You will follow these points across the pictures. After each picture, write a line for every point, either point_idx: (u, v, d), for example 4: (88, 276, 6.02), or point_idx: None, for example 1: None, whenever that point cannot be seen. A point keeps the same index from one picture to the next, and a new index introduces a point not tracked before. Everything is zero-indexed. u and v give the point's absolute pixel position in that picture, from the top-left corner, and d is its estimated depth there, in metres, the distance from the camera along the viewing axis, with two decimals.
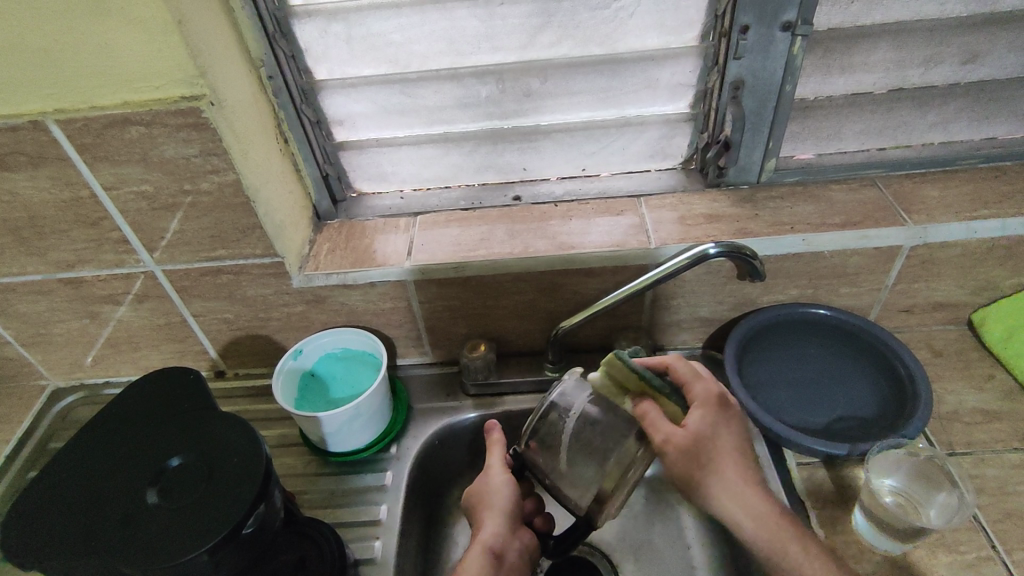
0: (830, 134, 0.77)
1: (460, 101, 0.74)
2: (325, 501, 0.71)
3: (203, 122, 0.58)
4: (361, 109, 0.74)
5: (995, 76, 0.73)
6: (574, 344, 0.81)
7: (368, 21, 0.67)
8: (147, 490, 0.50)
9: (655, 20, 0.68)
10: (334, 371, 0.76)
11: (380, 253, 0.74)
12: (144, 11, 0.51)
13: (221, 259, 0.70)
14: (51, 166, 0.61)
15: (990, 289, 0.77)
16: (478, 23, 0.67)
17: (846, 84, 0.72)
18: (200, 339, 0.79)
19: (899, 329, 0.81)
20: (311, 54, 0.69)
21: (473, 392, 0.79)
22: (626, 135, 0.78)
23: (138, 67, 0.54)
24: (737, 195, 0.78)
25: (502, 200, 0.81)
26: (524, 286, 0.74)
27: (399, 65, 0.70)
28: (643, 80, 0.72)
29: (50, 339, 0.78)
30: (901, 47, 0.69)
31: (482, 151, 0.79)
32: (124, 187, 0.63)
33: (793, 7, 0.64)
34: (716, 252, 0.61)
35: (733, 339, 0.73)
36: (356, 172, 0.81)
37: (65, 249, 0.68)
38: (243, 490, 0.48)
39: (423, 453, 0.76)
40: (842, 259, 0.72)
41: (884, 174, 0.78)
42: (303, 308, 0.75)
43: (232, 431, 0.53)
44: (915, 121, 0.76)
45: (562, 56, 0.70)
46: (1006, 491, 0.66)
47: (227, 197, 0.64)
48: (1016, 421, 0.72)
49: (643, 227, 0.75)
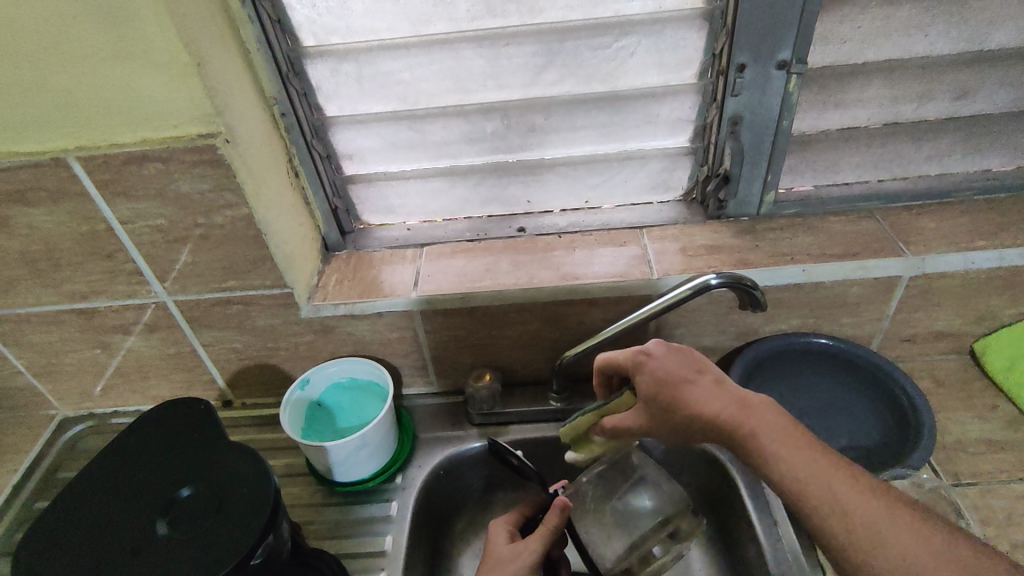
0: (827, 167, 0.79)
1: (465, 137, 0.76)
2: (330, 532, 0.71)
3: (218, 158, 0.60)
4: (370, 144, 0.76)
5: (986, 110, 0.75)
6: (578, 373, 0.82)
7: (378, 60, 0.69)
8: (158, 521, 0.51)
9: (654, 59, 0.70)
10: (341, 402, 0.76)
11: (387, 284, 0.76)
12: (165, 55, 0.54)
13: (231, 290, 0.71)
14: (70, 201, 0.63)
15: (991, 318, 0.78)
16: (484, 62, 0.70)
17: (842, 118, 0.74)
18: (209, 369, 0.80)
19: (901, 358, 0.82)
20: (323, 92, 0.72)
21: (478, 421, 0.79)
22: (628, 169, 0.80)
23: (157, 107, 0.57)
24: (737, 226, 0.79)
25: (507, 231, 0.83)
26: (528, 316, 0.75)
27: (408, 102, 0.73)
28: (643, 116, 0.75)
29: (61, 369, 0.79)
30: (894, 84, 0.72)
31: (487, 184, 0.81)
32: (139, 221, 0.65)
33: (788, 46, 0.67)
34: (718, 282, 0.62)
35: (737, 369, 0.73)
36: (365, 205, 0.83)
37: (80, 281, 0.70)
38: (252, 521, 0.48)
39: (428, 484, 0.76)
40: (842, 289, 0.73)
41: (881, 206, 0.80)
42: (310, 338, 0.76)
43: (242, 461, 0.54)
44: (910, 155, 0.78)
45: (565, 93, 0.73)
46: (1013, 522, 0.65)
47: (239, 230, 0.66)
48: (1020, 451, 0.72)
49: (645, 258, 0.76)
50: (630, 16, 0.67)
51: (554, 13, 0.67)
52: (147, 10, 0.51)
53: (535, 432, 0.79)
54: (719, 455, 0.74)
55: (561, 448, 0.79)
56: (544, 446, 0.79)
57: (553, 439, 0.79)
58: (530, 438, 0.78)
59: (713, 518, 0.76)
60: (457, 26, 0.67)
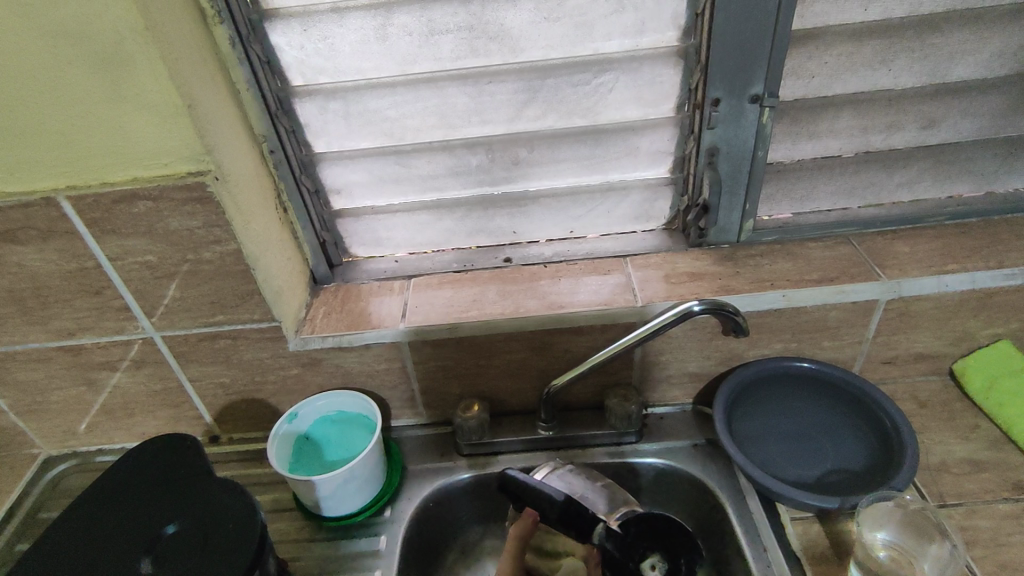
0: (803, 195, 0.81)
1: (451, 170, 0.78)
2: (318, 568, 0.70)
3: (208, 195, 0.61)
4: (358, 179, 0.78)
5: (953, 139, 0.78)
6: (566, 402, 0.82)
7: (365, 98, 0.71)
8: (142, 561, 0.51)
9: (633, 94, 0.73)
10: (329, 435, 0.75)
11: (375, 316, 0.76)
12: (155, 96, 0.55)
13: (219, 325, 0.72)
14: (59, 239, 0.63)
15: (968, 340, 0.80)
16: (468, 99, 0.72)
17: (815, 149, 0.77)
18: (196, 405, 0.80)
19: (884, 380, 0.83)
20: (311, 130, 0.74)
21: (467, 452, 0.79)
22: (611, 199, 0.82)
23: (148, 146, 0.58)
24: (718, 254, 0.81)
25: (493, 262, 0.84)
26: (516, 344, 0.76)
27: (395, 138, 0.75)
28: (624, 148, 0.77)
29: (46, 407, 0.79)
30: (862, 115, 0.75)
31: (473, 216, 0.82)
32: (128, 258, 0.65)
33: (759, 82, 0.70)
34: (701, 309, 0.64)
35: (721, 396, 0.75)
36: (353, 238, 0.84)
37: (67, 318, 0.70)
38: (235, 561, 0.48)
39: (417, 516, 0.75)
40: (822, 314, 0.75)
41: (857, 231, 0.82)
42: (298, 371, 0.76)
43: (226, 495, 0.54)
44: (882, 182, 0.81)
45: (547, 127, 0.75)
46: (998, 542, 0.66)
47: (228, 265, 0.66)
48: (1003, 471, 0.73)
49: (630, 286, 0.77)
50: (608, 54, 0.69)
51: (535, 52, 0.69)
52: (138, 54, 0.53)
53: (528, 484, 0.68)
54: (710, 483, 0.74)
55: (548, 513, 0.66)
56: (532, 502, 0.67)
57: (544, 499, 0.66)
58: (520, 489, 0.68)
59: (705, 542, 0.76)
60: (441, 65, 0.70)
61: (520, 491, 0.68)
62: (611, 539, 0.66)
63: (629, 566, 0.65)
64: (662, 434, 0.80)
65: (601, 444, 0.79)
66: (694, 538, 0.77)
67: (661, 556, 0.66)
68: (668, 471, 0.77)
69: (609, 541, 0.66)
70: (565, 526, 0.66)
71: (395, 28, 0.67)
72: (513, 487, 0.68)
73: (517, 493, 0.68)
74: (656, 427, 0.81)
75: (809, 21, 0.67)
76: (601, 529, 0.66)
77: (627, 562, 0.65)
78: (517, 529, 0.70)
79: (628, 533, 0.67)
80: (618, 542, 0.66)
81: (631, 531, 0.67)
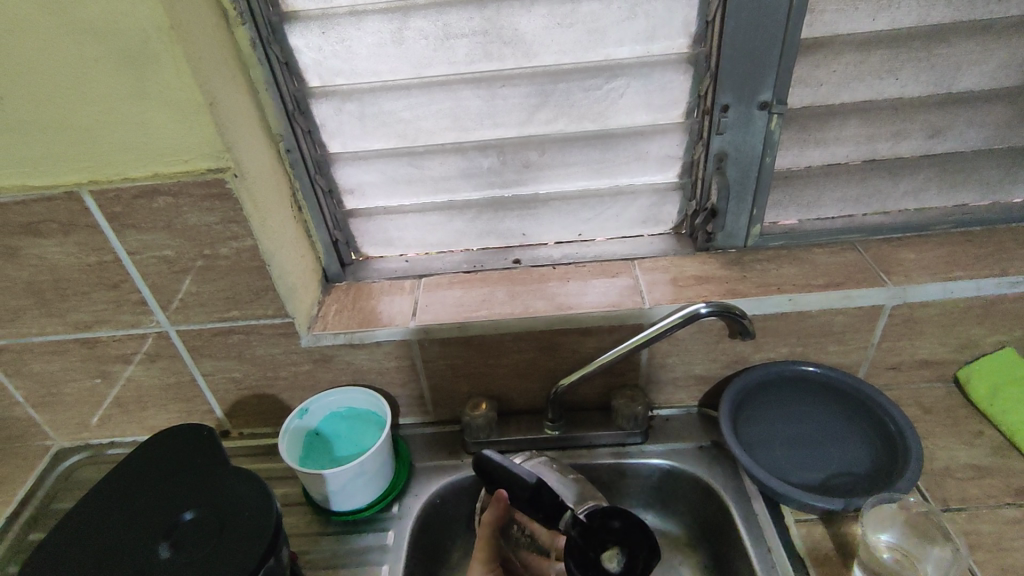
0: (810, 202, 0.82)
1: (463, 172, 0.79)
2: (326, 562, 0.71)
3: (227, 192, 0.63)
4: (371, 179, 0.79)
5: (958, 148, 0.79)
6: (573, 402, 0.83)
7: (380, 100, 0.73)
8: (160, 545, 0.52)
9: (643, 99, 0.74)
10: (338, 431, 0.77)
11: (385, 314, 0.78)
12: (179, 94, 0.57)
13: (233, 320, 0.73)
14: (80, 233, 0.65)
15: (973, 346, 0.80)
16: (481, 102, 0.73)
17: (822, 155, 0.78)
18: (207, 399, 0.81)
19: (889, 386, 0.84)
20: (327, 130, 0.75)
21: (474, 450, 0.80)
22: (620, 203, 0.83)
23: (170, 143, 0.59)
24: (725, 258, 0.82)
25: (503, 263, 0.85)
26: (524, 344, 0.77)
27: (408, 139, 0.76)
28: (634, 153, 0.78)
29: (60, 399, 0.80)
30: (869, 124, 0.76)
31: (484, 218, 0.83)
32: (147, 252, 0.67)
33: (768, 88, 0.71)
34: (708, 311, 0.64)
35: (727, 398, 0.76)
36: (364, 238, 0.85)
37: (84, 311, 0.71)
38: (252, 547, 0.49)
39: (424, 511, 0.76)
40: (828, 318, 0.76)
41: (862, 238, 0.83)
42: (309, 367, 0.78)
43: (243, 484, 0.55)
44: (889, 190, 0.82)
45: (558, 131, 0.76)
46: (1002, 546, 0.66)
47: (244, 260, 0.68)
48: (1007, 477, 0.73)
49: (637, 289, 0.78)
50: (619, 59, 0.71)
51: (548, 57, 0.71)
52: (164, 54, 0.54)
53: (503, 464, 0.66)
54: (714, 484, 0.75)
55: (518, 494, 0.64)
56: (506, 483, 0.65)
57: (515, 479, 0.64)
58: (492, 467, 0.66)
59: (708, 542, 0.76)
60: (456, 68, 0.71)
61: (496, 474, 0.66)
62: (577, 526, 0.63)
63: (589, 557, 0.60)
64: (667, 435, 0.81)
65: (607, 444, 0.80)
66: (698, 538, 0.78)
67: (620, 549, 0.60)
68: (673, 472, 0.78)
69: (573, 528, 0.62)
70: (533, 507, 0.64)
71: (411, 31, 0.68)
72: (490, 467, 0.66)
73: (491, 473, 0.66)
74: (661, 428, 0.82)
75: (818, 30, 0.69)
76: (567, 516, 0.63)
77: (586, 553, 0.61)
78: (492, 514, 0.67)
79: (591, 525, 0.62)
80: (580, 528, 0.62)
81: (594, 522, 0.62)
